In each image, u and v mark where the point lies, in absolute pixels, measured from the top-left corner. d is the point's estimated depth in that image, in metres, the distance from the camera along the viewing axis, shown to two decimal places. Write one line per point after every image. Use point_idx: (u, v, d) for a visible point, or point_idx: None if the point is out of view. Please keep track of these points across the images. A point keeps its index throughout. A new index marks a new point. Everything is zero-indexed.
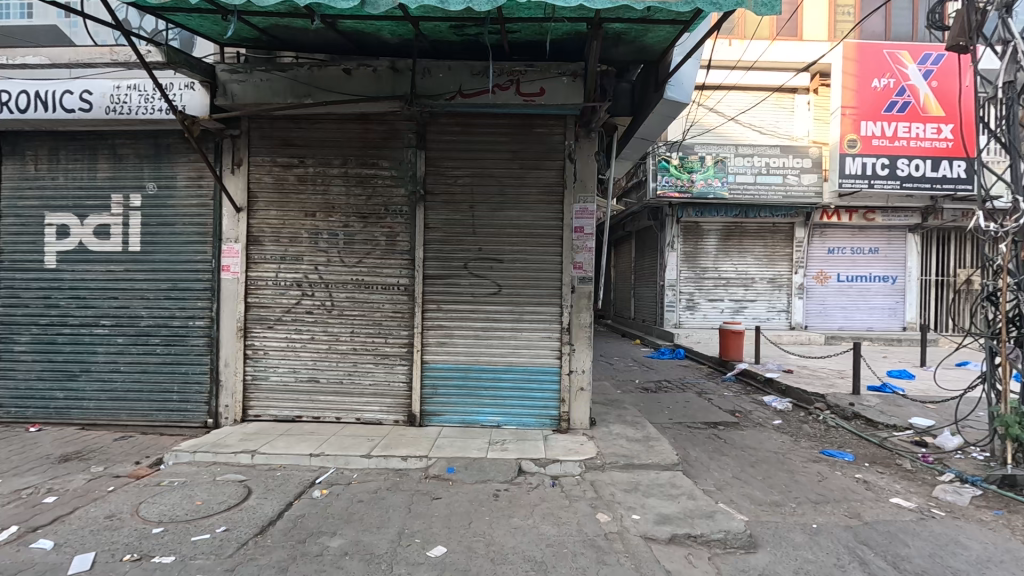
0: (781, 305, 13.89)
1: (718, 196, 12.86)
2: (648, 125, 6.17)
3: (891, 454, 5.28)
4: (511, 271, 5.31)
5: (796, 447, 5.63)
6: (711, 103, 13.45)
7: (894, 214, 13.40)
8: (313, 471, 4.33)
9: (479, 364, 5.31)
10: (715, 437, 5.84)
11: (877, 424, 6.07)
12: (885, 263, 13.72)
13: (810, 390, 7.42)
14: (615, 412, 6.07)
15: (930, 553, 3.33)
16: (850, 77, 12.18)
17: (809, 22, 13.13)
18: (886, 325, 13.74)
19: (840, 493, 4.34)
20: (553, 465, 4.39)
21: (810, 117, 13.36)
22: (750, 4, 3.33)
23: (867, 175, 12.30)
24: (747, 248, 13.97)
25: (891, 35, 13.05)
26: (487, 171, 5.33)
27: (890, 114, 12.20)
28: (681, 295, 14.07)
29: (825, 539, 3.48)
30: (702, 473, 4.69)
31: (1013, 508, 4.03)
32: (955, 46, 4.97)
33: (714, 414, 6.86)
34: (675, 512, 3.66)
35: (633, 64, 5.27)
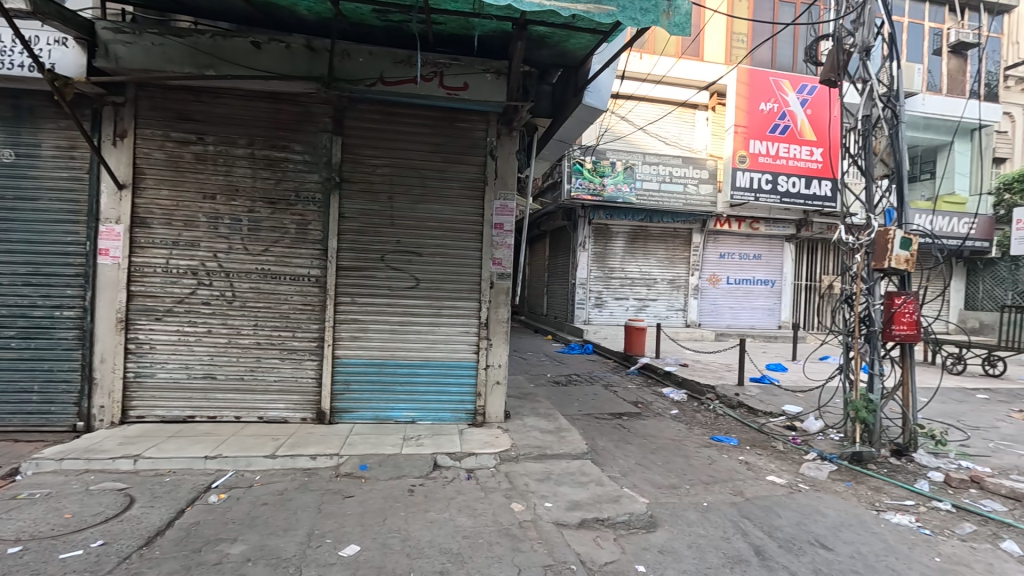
0: (679, 304, 15.05)
1: (626, 200, 13.61)
2: (566, 127, 6.38)
3: (767, 438, 5.97)
4: (429, 265, 5.26)
5: (690, 434, 6.16)
6: (623, 112, 14.20)
7: (775, 225, 15.04)
8: (208, 475, 3.99)
9: (394, 359, 5.20)
10: (620, 427, 6.23)
11: (757, 411, 6.81)
12: (766, 269, 15.36)
13: (702, 382, 8.14)
14: (529, 405, 6.25)
15: (796, 522, 3.83)
16: (742, 99, 13.48)
17: (709, 44, 14.27)
18: (766, 324, 15.39)
19: (727, 474, 4.82)
20: (469, 459, 4.43)
21: (708, 132, 14.55)
22: (665, 24, 3.57)
23: (754, 189, 13.68)
24: (651, 251, 14.94)
25: (777, 64, 14.58)
26: (407, 162, 5.23)
27: (774, 135, 13.69)
28: (591, 294, 14.73)
29: (713, 515, 3.87)
30: (609, 461, 4.98)
31: (860, 480, 4.74)
32: (827, 81, 5.63)
33: (619, 405, 7.30)
34: (585, 497, 3.87)
35: (555, 67, 5.43)
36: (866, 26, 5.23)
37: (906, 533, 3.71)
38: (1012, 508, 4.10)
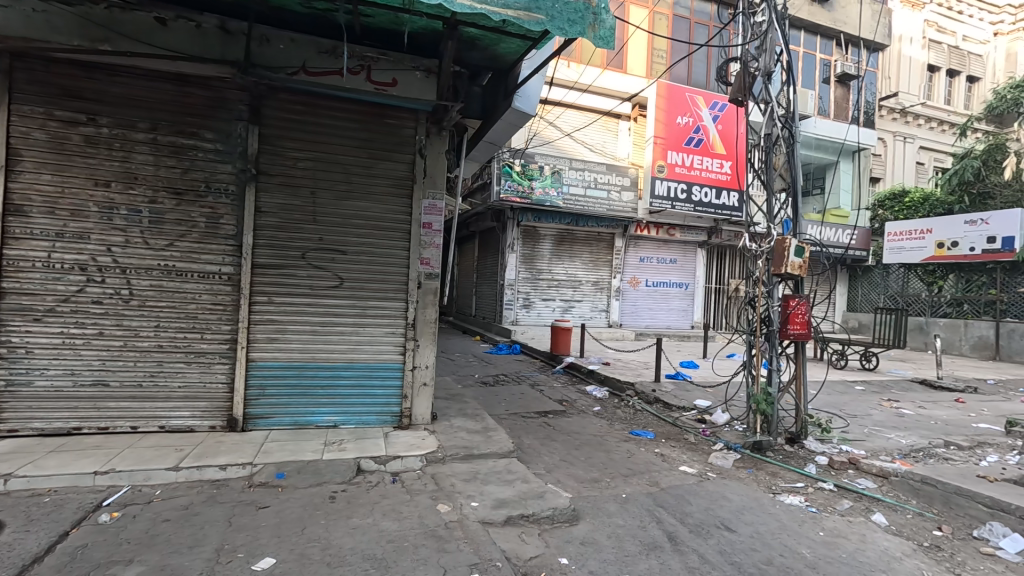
0: (602, 305, 15.66)
1: (553, 204, 13.95)
2: (496, 130, 6.43)
3: (680, 431, 6.38)
4: (354, 264, 5.09)
5: (611, 429, 6.44)
6: (551, 117, 14.55)
7: (690, 232, 16.07)
8: (98, 493, 3.61)
9: (315, 362, 4.98)
10: (546, 425, 6.38)
11: (671, 406, 7.24)
12: (681, 272, 16.38)
13: (623, 379, 8.53)
14: (456, 406, 6.23)
15: (705, 507, 4.13)
16: (661, 112, 14.31)
17: (632, 58, 14.95)
18: (680, 324, 16.40)
19: (644, 465, 5.10)
20: (394, 462, 4.34)
21: (630, 142, 15.28)
22: (590, 36, 3.71)
23: (671, 197, 14.54)
24: (576, 254, 15.41)
25: (692, 81, 15.58)
26: (331, 156, 5.03)
27: (688, 148, 14.65)
28: (519, 295, 14.94)
29: (631, 506, 4.07)
30: (535, 458, 5.09)
31: (760, 466, 5.19)
32: (735, 100, 6.11)
33: (545, 404, 7.47)
34: (511, 495, 3.93)
35: (485, 70, 5.46)
36: (767, 53, 5.77)
37: (796, 512, 4.12)
38: (881, 484, 4.68)
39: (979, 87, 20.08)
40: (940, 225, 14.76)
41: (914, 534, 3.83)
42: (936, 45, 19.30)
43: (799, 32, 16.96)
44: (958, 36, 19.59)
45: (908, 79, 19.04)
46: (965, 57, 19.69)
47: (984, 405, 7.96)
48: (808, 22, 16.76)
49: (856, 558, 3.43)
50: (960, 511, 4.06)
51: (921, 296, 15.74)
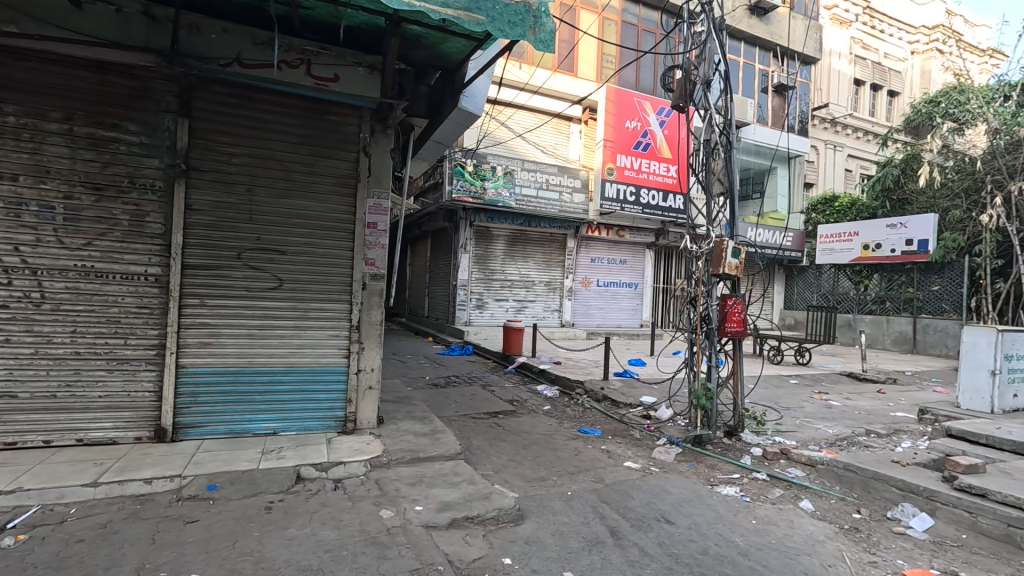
0: (555, 305, 15.84)
1: (506, 204, 13.98)
2: (444, 129, 6.37)
3: (627, 427, 6.54)
4: (295, 265, 4.92)
5: (560, 428, 6.52)
6: (503, 117, 14.59)
7: (639, 233, 16.53)
8: (3, 514, 3.31)
9: (252, 367, 4.77)
10: (495, 425, 6.39)
11: (619, 403, 7.42)
12: (631, 272, 16.82)
13: (573, 377, 8.67)
14: (404, 408, 6.14)
15: (646, 501, 4.25)
16: (610, 116, 14.66)
17: (583, 61, 15.20)
18: (630, 323, 16.83)
19: (591, 462, 5.20)
20: (337, 468, 4.22)
21: (581, 144, 15.57)
22: (531, 39, 3.74)
23: (620, 199, 14.87)
24: (529, 254, 15.52)
25: (640, 86, 16.03)
26: (269, 153, 4.84)
27: (637, 151, 15.08)
28: (472, 295, 14.88)
29: (576, 503, 4.14)
30: (483, 459, 5.08)
31: (699, 459, 5.40)
32: (676, 106, 6.37)
33: (495, 404, 7.48)
34: (456, 497, 3.90)
35: (431, 68, 5.40)
36: (706, 62, 6.03)
37: (732, 502, 4.31)
38: (809, 472, 4.97)
39: (899, 101, 21.72)
40: (866, 228, 15.88)
41: (836, 518, 4.09)
42: (862, 60, 20.71)
43: (740, 43, 17.80)
44: (881, 53, 21.11)
45: (837, 92, 20.35)
46: (886, 73, 21.24)
47: (902, 395, 8.62)
48: (747, 34, 17.64)
49: (784, 543, 3.63)
50: (877, 494, 4.37)
51: (849, 294, 16.85)
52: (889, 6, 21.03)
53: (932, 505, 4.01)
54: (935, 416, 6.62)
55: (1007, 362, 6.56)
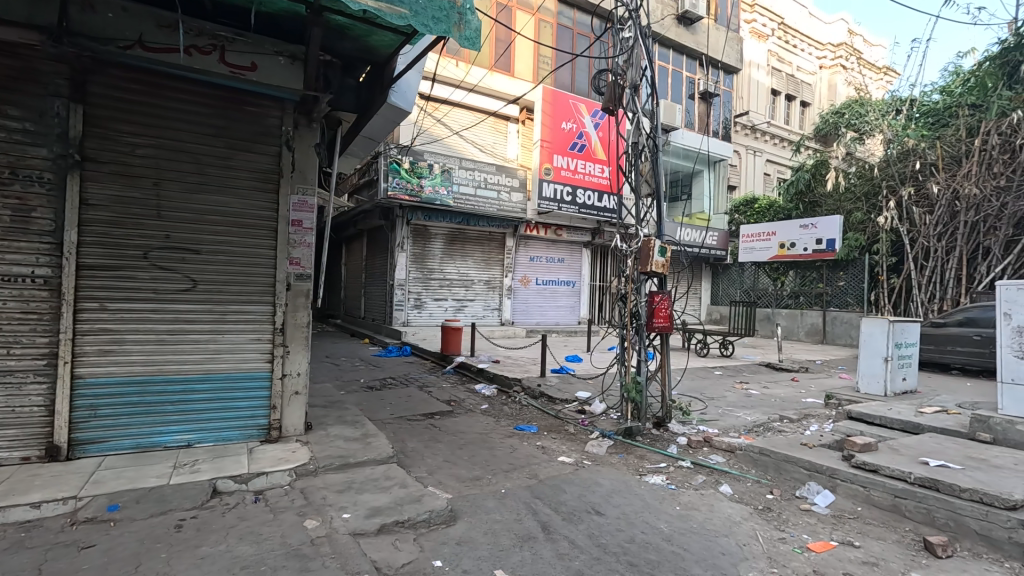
0: (494, 304, 15.87)
1: (443, 202, 13.82)
2: (373, 124, 6.19)
3: (562, 423, 6.67)
4: (211, 265, 4.61)
5: (496, 426, 6.55)
6: (439, 115, 14.41)
7: (576, 232, 16.91)
8: None
9: (162, 375, 4.43)
10: (431, 426, 6.31)
11: (555, 399, 7.54)
12: (569, 271, 17.17)
13: (511, 375, 8.73)
14: (335, 413, 5.92)
15: (578, 494, 4.34)
16: (547, 117, 14.88)
17: (519, 61, 15.32)
18: (568, 320, 17.17)
19: (526, 459, 5.25)
20: (258, 479, 4.00)
21: (518, 144, 15.69)
22: (456, 36, 3.71)
23: (557, 199, 15.14)
24: (468, 253, 15.45)
25: (575, 88, 16.40)
26: (179, 144, 4.50)
27: (573, 152, 15.42)
28: (410, 295, 14.61)
29: (509, 500, 4.16)
30: (417, 462, 5.00)
31: (630, 451, 5.59)
32: (606, 109, 6.54)
33: (432, 405, 7.39)
34: (387, 502, 3.80)
35: (358, 61, 5.23)
36: (634, 67, 6.22)
37: (658, 491, 4.50)
38: (729, 458, 5.27)
39: (810, 111, 23.56)
40: (782, 228, 17.11)
41: (752, 499, 4.37)
42: (777, 72, 22.27)
43: (668, 50, 18.61)
44: (794, 67, 22.80)
45: (757, 100, 21.78)
46: (799, 85, 22.99)
47: (811, 382, 9.36)
48: (675, 42, 18.50)
49: (705, 527, 3.82)
50: (787, 475, 4.70)
51: (768, 290, 18.09)
52: (800, 23, 22.75)
53: (833, 482, 4.34)
54: (838, 400, 7.23)
55: (897, 349, 7.29)
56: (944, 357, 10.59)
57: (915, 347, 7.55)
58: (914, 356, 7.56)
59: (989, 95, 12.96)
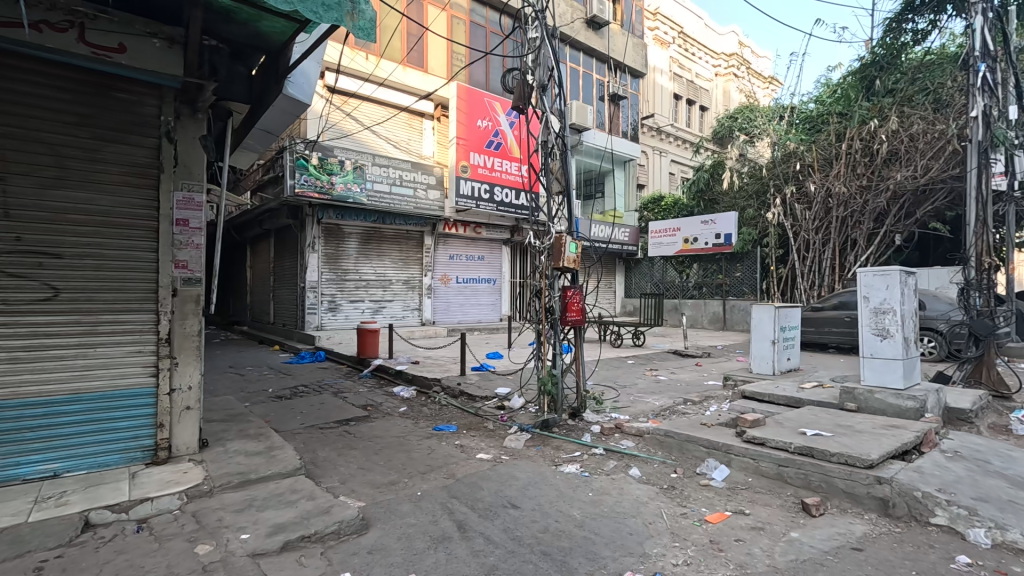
0: (414, 304, 15.56)
1: (356, 200, 13.28)
2: (270, 116, 5.81)
3: (481, 420, 6.69)
4: (75, 271, 4.08)
5: (414, 428, 6.42)
6: (350, 109, 13.78)
7: (494, 230, 17.04)
8: None
9: (17, 400, 3.85)
10: (345, 434, 6.06)
11: (474, 397, 7.53)
12: (489, 268, 17.24)
13: (430, 376, 8.59)
14: (236, 427, 5.50)
15: (495, 490, 4.36)
16: (462, 114, 14.90)
17: (432, 57, 15.11)
18: (490, 317, 17.24)
19: (443, 459, 5.20)
20: (141, 506, 3.62)
21: (434, 141, 15.50)
22: (349, 25, 3.58)
23: (475, 197, 15.12)
24: (385, 252, 15.01)
25: (489, 86, 16.50)
26: (31, 134, 3.96)
27: (488, 150, 15.54)
28: (323, 297, 13.93)
29: (425, 503, 4.09)
30: (328, 472, 4.77)
31: (547, 443, 5.71)
32: (516, 107, 6.62)
33: (347, 411, 7.10)
34: (292, 517, 3.58)
35: (249, 48, 4.88)
36: (541, 67, 6.37)
37: (572, 479, 4.64)
38: (638, 442, 5.55)
39: (708, 115, 25.40)
40: (685, 224, 18.31)
41: (658, 480, 4.63)
42: (679, 78, 23.77)
43: (579, 53, 19.19)
44: (693, 73, 24.47)
45: (662, 104, 23.14)
46: (698, 91, 24.71)
47: (713, 366, 10.10)
48: (584, 45, 19.16)
49: (615, 510, 3.99)
50: (689, 453, 5.02)
51: (675, 282, 19.29)
52: (697, 33, 24.46)
53: (728, 457, 4.69)
54: (735, 381, 7.87)
55: (782, 332, 8.07)
56: (822, 337, 11.88)
57: (796, 330, 8.40)
58: (796, 337, 8.41)
59: (852, 105, 14.69)
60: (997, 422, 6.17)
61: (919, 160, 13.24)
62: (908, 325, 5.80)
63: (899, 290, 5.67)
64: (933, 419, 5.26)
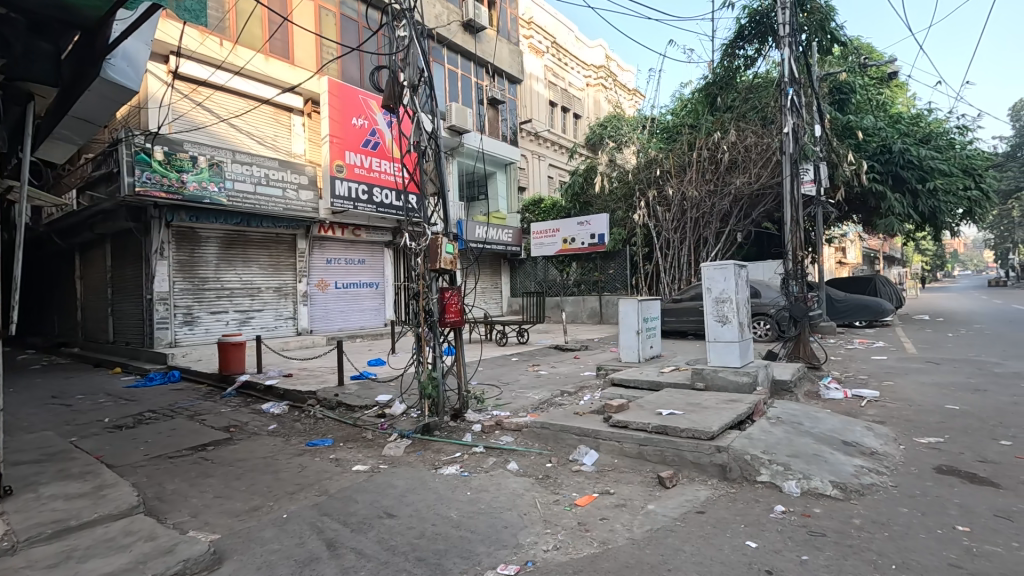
0: (287, 312, 14.45)
1: (214, 201, 11.96)
2: (89, 103, 5.13)
3: (360, 430, 6.41)
4: None
5: (284, 446, 5.96)
6: (201, 99, 12.45)
7: (375, 233, 16.47)
8: None
9: None
10: (200, 461, 5.43)
11: (353, 406, 7.20)
12: (370, 272, 16.60)
13: (304, 389, 8.02)
14: (55, 467, 4.65)
15: (370, 502, 4.19)
16: (334, 111, 14.22)
17: (299, 48, 14.21)
18: (374, 323, 16.63)
19: (316, 476, 4.90)
20: None
21: (304, 138, 14.58)
22: None
23: (352, 198, 14.48)
24: (251, 258, 13.75)
25: (364, 83, 15.94)
26: None
27: (365, 150, 15.02)
28: (177, 310, 12.36)
29: (291, 525, 3.80)
30: (175, 506, 4.23)
31: (428, 446, 5.65)
32: (387, 106, 6.42)
33: (204, 435, 6.38)
34: (123, 563, 3.11)
35: (56, 22, 4.24)
36: (411, 66, 6.24)
37: (452, 480, 4.64)
38: (517, 437, 5.71)
39: (581, 123, 27.00)
40: (563, 225, 19.30)
41: (534, 471, 4.81)
42: (553, 86, 24.97)
43: (456, 55, 19.26)
44: (566, 82, 25.84)
45: (539, 110, 24.11)
46: (571, 99, 26.17)
47: (590, 358, 10.73)
48: (461, 48, 19.25)
49: (491, 505, 4.06)
50: (563, 442, 5.27)
51: (556, 281, 20.19)
52: (569, 44, 25.85)
53: (597, 442, 5.01)
54: (607, 370, 8.43)
55: (645, 322, 8.82)
56: (682, 325, 13.22)
57: (656, 320, 9.21)
58: (657, 326, 9.26)
59: (700, 119, 16.54)
60: (811, 389, 7.34)
61: (753, 169, 15.30)
62: (743, 311, 6.69)
63: (734, 280, 6.52)
64: (762, 391, 6.12)
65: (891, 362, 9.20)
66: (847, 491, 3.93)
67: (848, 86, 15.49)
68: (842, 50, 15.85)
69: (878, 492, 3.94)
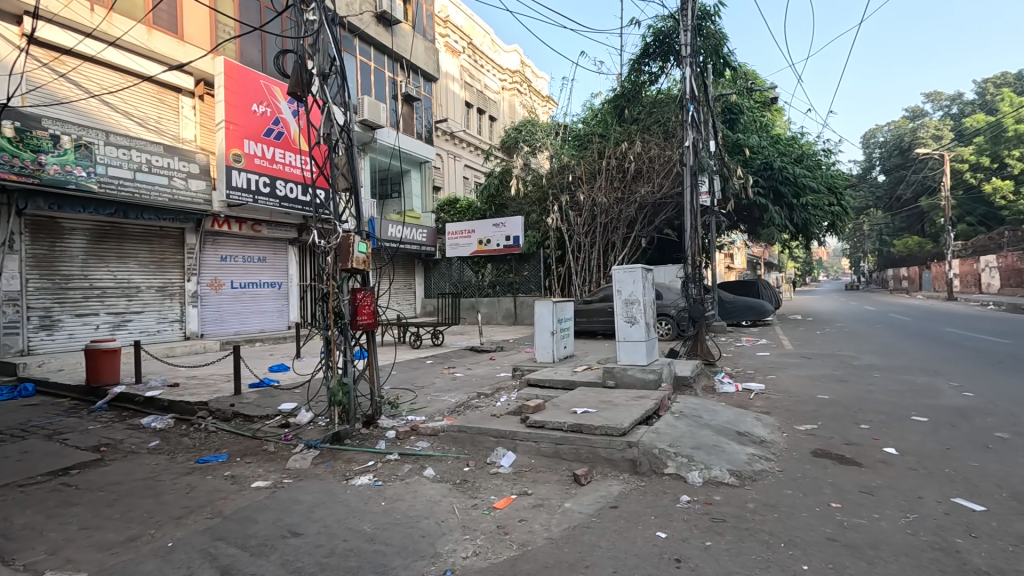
0: (172, 314, 13.03)
1: (81, 187, 10.43)
2: None
3: (260, 442, 5.90)
4: None
5: (169, 464, 5.32)
6: (65, 70, 10.80)
7: (277, 229, 15.33)
8: None
9: None
10: (60, 488, 4.67)
11: (252, 417, 6.61)
12: (271, 271, 15.43)
13: (193, 400, 7.24)
14: None
15: (272, 521, 3.85)
16: (231, 95, 13.07)
17: (189, 23, 12.90)
18: (275, 326, 15.49)
19: (208, 496, 4.42)
20: None
21: (194, 122, 13.24)
22: None
23: (251, 191, 13.38)
24: (128, 253, 12.21)
25: (266, 67, 14.82)
26: None
27: (267, 139, 13.95)
28: (31, 312, 10.61)
29: (178, 554, 3.38)
30: (27, 544, 3.59)
31: (337, 457, 5.33)
32: (294, 94, 5.94)
33: (66, 457, 5.51)
34: None
35: None
36: (321, 53, 5.85)
37: (364, 491, 4.41)
38: (433, 441, 5.57)
39: (496, 126, 27.22)
40: (479, 226, 19.24)
41: (451, 476, 4.72)
42: (469, 87, 24.91)
43: (369, 47, 18.52)
44: (482, 84, 25.91)
45: (455, 110, 23.95)
46: (487, 101, 26.28)
47: (504, 359, 10.82)
48: (374, 40, 18.55)
49: (406, 515, 3.91)
50: (480, 445, 5.22)
51: (472, 282, 20.15)
52: (484, 46, 25.92)
53: (514, 443, 5.03)
54: (522, 371, 8.53)
55: (559, 324, 9.04)
56: (592, 325, 13.78)
57: (569, 321, 9.48)
58: (570, 327, 9.54)
59: (609, 128, 17.34)
60: (708, 384, 7.95)
61: (656, 178, 16.36)
62: (650, 312, 7.07)
63: (641, 282, 6.87)
64: (666, 387, 6.51)
65: (772, 358, 10.24)
66: (742, 478, 4.28)
67: (738, 107, 17.02)
68: (733, 75, 17.42)
69: (767, 477, 4.34)
